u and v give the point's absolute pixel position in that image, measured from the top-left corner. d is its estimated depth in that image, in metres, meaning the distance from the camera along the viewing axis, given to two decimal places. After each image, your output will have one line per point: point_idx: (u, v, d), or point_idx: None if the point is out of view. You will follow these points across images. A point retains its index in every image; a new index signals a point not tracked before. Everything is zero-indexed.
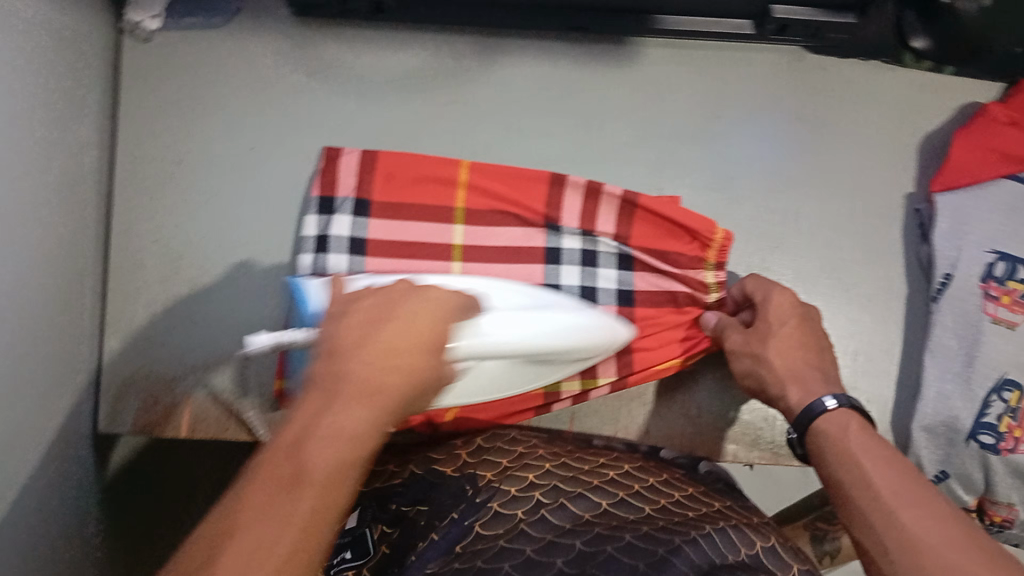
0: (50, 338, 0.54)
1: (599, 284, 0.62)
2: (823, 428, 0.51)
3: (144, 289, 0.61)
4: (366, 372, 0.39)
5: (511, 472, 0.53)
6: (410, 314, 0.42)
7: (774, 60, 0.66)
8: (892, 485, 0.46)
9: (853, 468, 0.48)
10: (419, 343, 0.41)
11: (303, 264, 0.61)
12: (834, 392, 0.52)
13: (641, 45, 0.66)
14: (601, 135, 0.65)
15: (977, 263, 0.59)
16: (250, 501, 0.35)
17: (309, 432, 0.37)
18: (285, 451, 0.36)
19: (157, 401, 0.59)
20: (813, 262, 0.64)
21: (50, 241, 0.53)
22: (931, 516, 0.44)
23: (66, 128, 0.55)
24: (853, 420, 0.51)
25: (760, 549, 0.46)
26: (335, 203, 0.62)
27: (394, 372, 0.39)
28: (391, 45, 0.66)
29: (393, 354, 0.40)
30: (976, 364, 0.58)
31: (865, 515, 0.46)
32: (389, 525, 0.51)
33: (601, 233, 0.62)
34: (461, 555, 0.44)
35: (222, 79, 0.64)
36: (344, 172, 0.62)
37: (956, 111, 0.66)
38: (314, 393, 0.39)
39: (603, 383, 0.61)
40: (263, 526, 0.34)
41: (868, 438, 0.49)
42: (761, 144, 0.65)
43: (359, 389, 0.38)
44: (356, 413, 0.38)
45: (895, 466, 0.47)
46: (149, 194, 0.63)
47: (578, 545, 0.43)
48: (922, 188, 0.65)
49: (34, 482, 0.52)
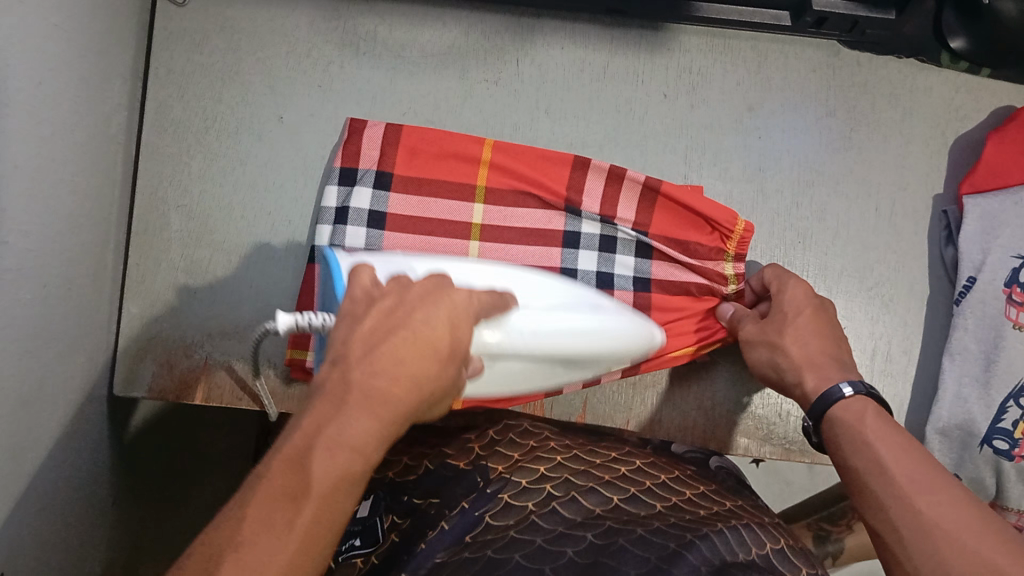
0: (73, 298, 0.54)
1: (616, 270, 0.62)
2: (839, 414, 0.50)
3: (167, 253, 0.61)
4: (379, 380, 0.37)
5: (523, 463, 0.53)
6: (429, 317, 0.40)
7: (810, 54, 0.66)
8: (907, 470, 0.45)
9: (869, 453, 0.47)
10: (437, 355, 0.39)
11: (320, 235, 0.60)
12: (852, 378, 0.51)
13: (677, 33, 0.65)
14: (632, 121, 0.65)
15: (1002, 269, 0.59)
16: (248, 516, 0.34)
17: (320, 441, 0.35)
18: (290, 459, 0.35)
19: (174, 367, 0.60)
20: (838, 259, 0.64)
21: (77, 200, 0.53)
22: (948, 503, 0.43)
23: (97, 87, 0.55)
24: (869, 406, 0.49)
25: (773, 550, 0.46)
26: (357, 174, 0.61)
27: (410, 385, 0.37)
28: (426, 20, 0.65)
29: (408, 364, 0.38)
30: (995, 369, 0.58)
31: (880, 502, 0.45)
32: (401, 515, 0.52)
33: (621, 220, 0.62)
34: (471, 543, 0.44)
35: (255, 46, 0.64)
36: (367, 144, 0.61)
37: (988, 115, 0.66)
38: (323, 397, 0.37)
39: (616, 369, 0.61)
40: (258, 540, 0.33)
41: (882, 423, 0.48)
42: (793, 138, 0.65)
43: (369, 398, 0.36)
44: (364, 424, 0.36)
45: (910, 451, 0.46)
46: (176, 158, 0.62)
47: (588, 538, 0.43)
48: (950, 190, 0.65)
49: (52, 441, 0.52)
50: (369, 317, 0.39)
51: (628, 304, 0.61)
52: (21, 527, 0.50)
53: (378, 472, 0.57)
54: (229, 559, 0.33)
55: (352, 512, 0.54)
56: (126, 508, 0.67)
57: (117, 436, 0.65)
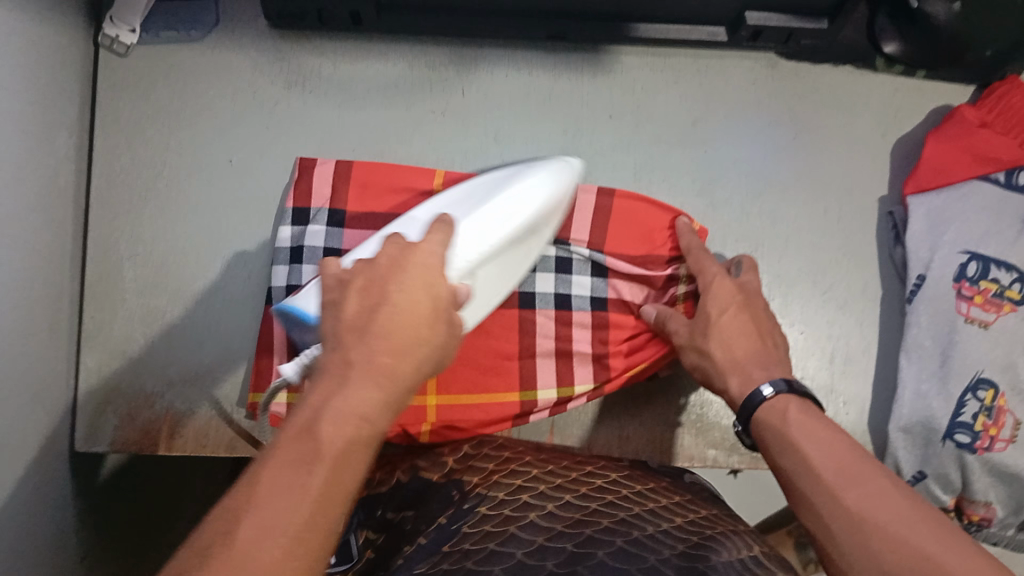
0: (31, 353, 0.54)
1: (574, 292, 0.62)
2: (765, 418, 0.51)
3: (122, 302, 0.61)
4: (374, 355, 0.41)
5: (499, 478, 0.53)
6: (407, 287, 0.43)
7: (748, 66, 0.67)
8: (833, 466, 0.46)
9: (794, 453, 0.48)
10: (422, 319, 0.43)
11: (277, 276, 0.60)
12: (771, 380, 0.52)
13: (617, 54, 0.67)
14: (580, 143, 0.65)
15: (951, 263, 0.60)
16: (267, 475, 0.35)
17: (330, 409, 0.38)
18: (302, 426, 0.38)
19: (135, 418, 0.59)
20: (790, 266, 0.65)
21: (31, 256, 0.54)
22: (876, 493, 0.44)
23: (43, 140, 0.55)
24: (791, 404, 0.51)
25: (748, 556, 0.46)
26: (309, 213, 0.61)
27: (405, 355, 0.41)
28: (370, 56, 0.66)
29: (395, 336, 0.41)
30: (952, 364, 0.59)
31: (809, 498, 0.46)
32: (374, 531, 0.54)
33: (575, 240, 0.63)
34: (449, 554, 0.45)
35: (200, 91, 0.64)
36: (319, 181, 0.62)
37: (927, 115, 0.67)
38: (325, 379, 0.40)
39: (580, 392, 0.61)
40: (282, 492, 0.35)
41: (808, 421, 0.49)
42: (740, 151, 0.66)
43: (366, 373, 0.40)
44: (365, 394, 0.39)
45: (835, 441, 0.48)
46: (127, 207, 0.62)
47: (568, 548, 0.44)
48: (896, 191, 0.66)
49: (13, 497, 0.52)
50: (350, 299, 0.44)
51: (587, 324, 0.62)
52: None
53: None
54: (258, 512, 0.34)
55: None
56: (98, 561, 0.67)
57: (83, 488, 0.64)
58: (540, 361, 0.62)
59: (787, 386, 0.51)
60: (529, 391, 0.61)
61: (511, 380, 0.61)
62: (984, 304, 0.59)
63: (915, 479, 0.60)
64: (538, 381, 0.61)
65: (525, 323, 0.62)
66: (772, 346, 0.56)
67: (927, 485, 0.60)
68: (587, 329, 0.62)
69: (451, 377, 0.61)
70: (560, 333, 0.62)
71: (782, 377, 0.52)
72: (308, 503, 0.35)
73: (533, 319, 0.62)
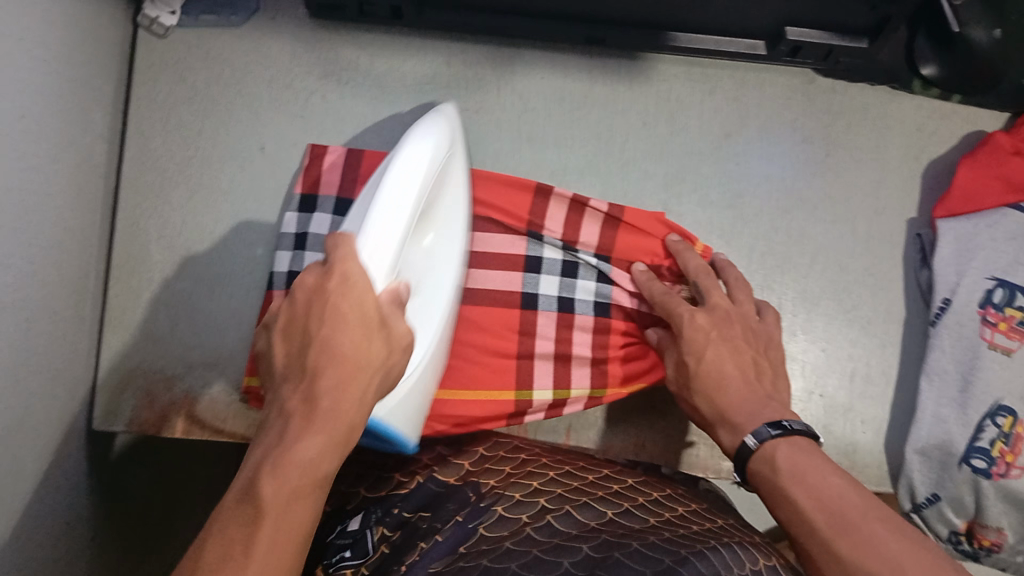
0: (53, 332, 0.53)
1: (577, 295, 0.61)
2: (757, 467, 0.50)
3: (147, 284, 0.61)
4: (319, 395, 0.38)
5: (515, 479, 0.53)
6: (336, 314, 0.40)
7: (785, 81, 0.67)
8: (826, 515, 0.45)
9: (787, 503, 0.47)
10: (356, 342, 0.40)
11: (280, 260, 0.59)
12: (756, 429, 0.50)
13: (655, 61, 0.67)
14: (613, 150, 0.65)
15: (977, 289, 0.60)
16: (211, 541, 0.36)
17: (272, 461, 0.37)
18: (254, 466, 0.38)
19: (154, 400, 0.59)
20: (815, 283, 0.65)
21: (60, 233, 0.53)
22: (872, 543, 0.43)
23: (77, 117, 0.55)
24: (778, 449, 0.49)
25: (765, 566, 0.46)
26: (317, 201, 0.60)
27: (348, 393, 0.39)
28: (407, 52, 0.66)
29: (332, 364, 0.39)
30: (972, 391, 0.59)
31: (812, 553, 0.45)
32: (392, 528, 0.51)
33: (583, 246, 0.62)
34: (467, 554, 0.45)
35: (237, 77, 0.64)
36: (328, 170, 0.61)
37: (960, 141, 0.67)
38: (271, 429, 0.39)
39: (576, 396, 0.60)
40: (221, 568, 0.34)
41: (796, 461, 0.48)
42: (772, 165, 0.66)
43: (307, 416, 0.38)
44: (310, 440, 0.37)
45: (827, 487, 0.46)
46: (155, 189, 0.62)
47: (584, 550, 0.43)
48: (924, 214, 0.66)
49: (30, 474, 0.51)
50: (278, 342, 0.42)
51: (588, 328, 0.61)
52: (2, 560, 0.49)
53: (366, 489, 0.55)
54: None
55: (342, 527, 0.52)
56: (108, 541, 0.66)
57: (98, 467, 0.64)
58: (537, 362, 0.61)
59: (776, 432, 0.49)
60: (525, 390, 0.60)
61: (508, 378, 0.60)
62: (1008, 330, 0.59)
63: (928, 501, 0.60)
64: (535, 380, 0.60)
65: (525, 322, 0.61)
66: (758, 378, 0.55)
67: (941, 509, 0.60)
68: (588, 332, 0.61)
69: (449, 372, 0.60)
70: (560, 334, 0.61)
71: (768, 423, 0.50)
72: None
73: (535, 320, 0.61)
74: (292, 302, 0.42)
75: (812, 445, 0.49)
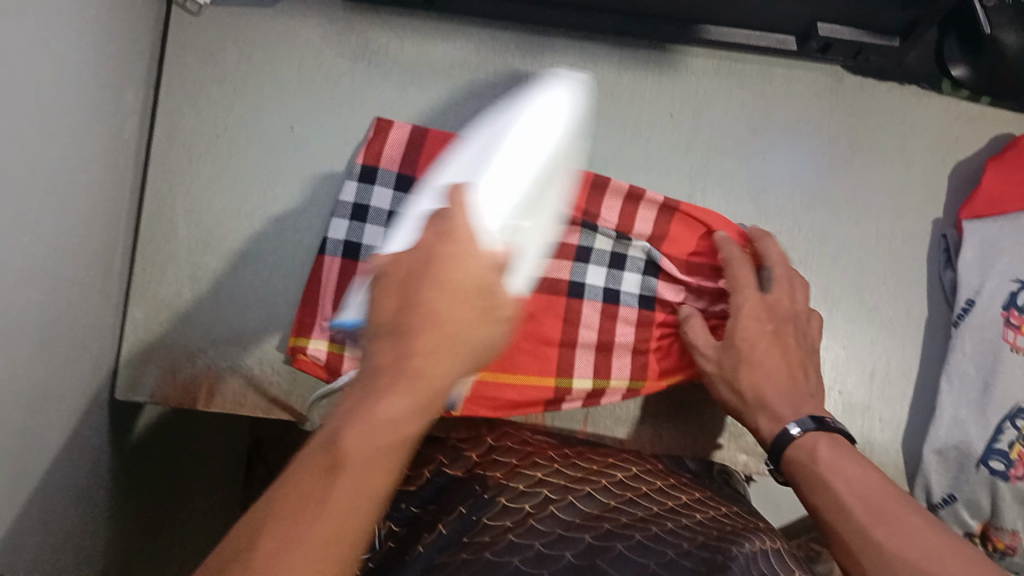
0: (81, 302, 0.54)
1: (623, 289, 0.61)
2: (794, 455, 0.52)
3: (173, 259, 0.61)
4: (412, 358, 0.38)
5: (519, 470, 0.54)
6: (442, 273, 0.40)
7: (813, 77, 0.67)
8: (864, 502, 0.48)
9: (824, 490, 0.50)
10: (468, 298, 0.39)
11: (337, 229, 0.60)
12: (799, 420, 0.53)
13: (684, 54, 0.67)
14: (640, 140, 0.65)
15: (1001, 292, 0.60)
16: (293, 487, 0.35)
17: (359, 415, 0.36)
18: (340, 416, 0.37)
19: (177, 374, 0.60)
20: (837, 279, 0.65)
21: (91, 206, 0.54)
22: (905, 531, 0.46)
23: (111, 92, 0.55)
24: (820, 441, 0.52)
25: (772, 547, 0.46)
26: (376, 174, 0.61)
27: (439, 357, 0.38)
28: (438, 37, 0.66)
29: (433, 320, 0.38)
30: (992, 394, 0.58)
31: (842, 538, 0.48)
32: (398, 524, 0.52)
33: (636, 235, 0.61)
34: (469, 545, 0.45)
35: (269, 57, 0.64)
36: (390, 145, 0.61)
37: (988, 143, 0.67)
38: (359, 384, 0.38)
39: (615, 386, 0.60)
40: (295, 515, 0.34)
41: (836, 455, 0.51)
42: (798, 163, 0.66)
43: (402, 377, 0.37)
44: (398, 399, 0.37)
45: (862, 477, 0.49)
46: (183, 166, 0.62)
47: (587, 539, 0.44)
48: (949, 215, 0.66)
49: (55, 444, 0.52)
50: (380, 296, 0.41)
51: (632, 321, 0.61)
52: (26, 529, 0.49)
53: None
54: (276, 528, 0.34)
55: None
56: (127, 515, 0.67)
57: (118, 440, 0.64)
58: (579, 352, 0.61)
59: (818, 424, 0.52)
60: (564, 378, 0.60)
61: (548, 365, 0.60)
62: None
63: (944, 502, 0.60)
64: (575, 369, 0.60)
65: (570, 311, 0.61)
66: (804, 381, 0.56)
67: (956, 509, 0.60)
68: (631, 325, 0.61)
69: None
70: (604, 325, 0.61)
71: (810, 415, 0.53)
72: (319, 520, 0.34)
73: (579, 309, 0.61)
74: (394, 260, 0.42)
75: (853, 446, 0.52)
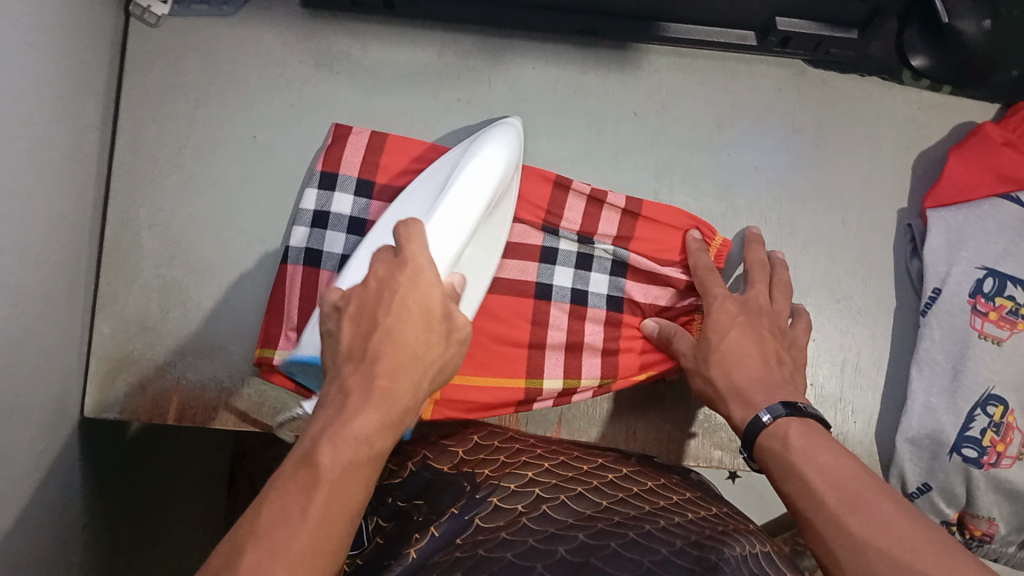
0: (47, 316, 0.53)
1: (590, 289, 0.62)
2: (766, 444, 0.51)
3: (139, 272, 0.61)
4: (377, 378, 0.40)
5: (511, 470, 0.52)
6: (403, 302, 0.42)
7: (775, 72, 0.68)
8: (837, 492, 0.46)
9: (798, 480, 0.48)
10: (425, 322, 0.42)
11: (296, 236, 0.60)
12: (770, 406, 0.52)
13: (646, 52, 0.67)
14: (605, 139, 0.66)
15: (967, 278, 0.60)
16: (271, 505, 0.36)
17: (332, 433, 0.38)
18: (311, 437, 0.38)
19: (146, 389, 0.59)
20: (807, 272, 0.65)
21: (54, 218, 0.54)
22: (879, 521, 0.44)
23: (71, 104, 0.55)
24: (792, 427, 0.50)
25: (761, 551, 0.47)
26: (336, 179, 0.61)
27: (404, 375, 0.40)
28: (400, 41, 0.66)
29: (399, 348, 0.41)
30: (963, 380, 0.59)
31: (813, 525, 0.46)
32: (386, 518, 0.51)
33: (600, 237, 0.62)
34: (462, 547, 0.43)
35: (230, 66, 0.64)
36: (350, 149, 0.61)
37: (951, 131, 0.67)
38: (326, 408, 0.40)
39: (586, 385, 0.60)
40: (277, 527, 0.35)
41: (808, 442, 0.49)
42: (764, 157, 0.66)
43: (371, 395, 0.39)
44: (368, 415, 0.39)
45: (838, 466, 0.48)
46: (146, 178, 0.62)
47: (581, 538, 0.42)
48: (914, 204, 0.66)
49: (25, 460, 0.52)
50: (344, 326, 0.43)
51: (600, 320, 0.61)
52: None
53: None
54: (259, 545, 0.34)
55: None
56: (105, 532, 0.66)
57: (93, 456, 0.64)
58: (548, 353, 0.61)
59: (789, 408, 0.51)
60: (534, 378, 0.60)
61: (518, 367, 0.60)
62: (999, 321, 0.59)
63: (920, 491, 0.60)
64: (546, 369, 0.60)
65: (538, 313, 0.61)
66: (778, 366, 0.55)
67: (932, 499, 0.60)
68: (599, 324, 0.61)
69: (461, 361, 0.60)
70: (572, 326, 0.61)
71: (781, 401, 0.52)
72: (306, 528, 0.35)
73: (546, 310, 0.61)
74: (363, 287, 0.43)
75: (827, 434, 0.50)
